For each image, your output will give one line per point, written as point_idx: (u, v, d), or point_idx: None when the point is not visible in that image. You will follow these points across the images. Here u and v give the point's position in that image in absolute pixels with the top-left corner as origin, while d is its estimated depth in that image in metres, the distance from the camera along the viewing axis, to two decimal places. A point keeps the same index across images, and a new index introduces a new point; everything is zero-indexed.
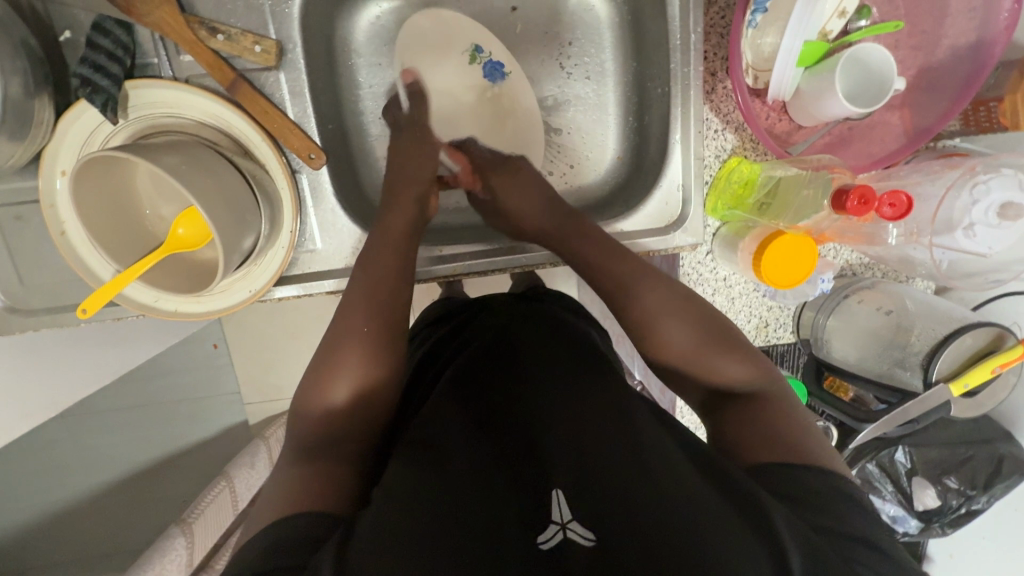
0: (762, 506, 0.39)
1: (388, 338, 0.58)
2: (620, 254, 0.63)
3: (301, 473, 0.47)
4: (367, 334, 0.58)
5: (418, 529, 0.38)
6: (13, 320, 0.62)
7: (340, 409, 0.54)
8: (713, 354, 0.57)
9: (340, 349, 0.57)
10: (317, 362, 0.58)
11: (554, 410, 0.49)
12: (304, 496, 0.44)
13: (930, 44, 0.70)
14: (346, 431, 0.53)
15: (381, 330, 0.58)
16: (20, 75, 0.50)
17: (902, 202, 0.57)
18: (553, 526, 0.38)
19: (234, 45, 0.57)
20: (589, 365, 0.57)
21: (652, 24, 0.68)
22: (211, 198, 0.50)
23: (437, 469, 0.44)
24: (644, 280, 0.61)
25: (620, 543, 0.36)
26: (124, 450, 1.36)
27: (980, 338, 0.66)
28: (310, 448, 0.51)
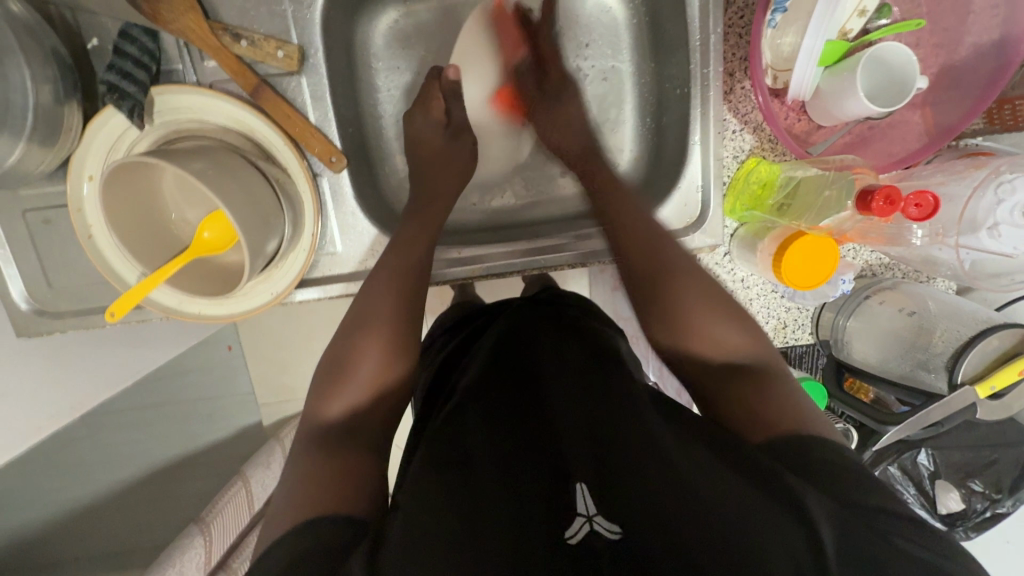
0: (787, 487, 0.39)
1: (405, 336, 0.60)
2: (653, 248, 0.63)
3: (325, 467, 0.48)
4: (382, 331, 0.59)
5: (449, 527, 0.39)
6: (41, 323, 0.63)
7: (364, 411, 0.55)
8: (720, 327, 0.58)
9: (354, 349, 0.58)
10: (332, 370, 0.58)
11: (573, 404, 0.50)
12: (327, 493, 0.45)
13: (953, 42, 0.69)
14: (364, 431, 0.53)
15: (398, 326, 0.59)
16: (51, 82, 0.52)
17: (929, 202, 0.56)
18: (579, 519, 0.39)
19: (257, 51, 0.58)
20: (604, 359, 0.58)
21: (670, 25, 0.68)
22: (237, 202, 0.50)
23: (462, 469, 0.45)
24: (675, 277, 0.61)
25: (646, 536, 0.37)
26: (141, 450, 1.38)
27: (1006, 340, 0.65)
28: (329, 446, 0.50)
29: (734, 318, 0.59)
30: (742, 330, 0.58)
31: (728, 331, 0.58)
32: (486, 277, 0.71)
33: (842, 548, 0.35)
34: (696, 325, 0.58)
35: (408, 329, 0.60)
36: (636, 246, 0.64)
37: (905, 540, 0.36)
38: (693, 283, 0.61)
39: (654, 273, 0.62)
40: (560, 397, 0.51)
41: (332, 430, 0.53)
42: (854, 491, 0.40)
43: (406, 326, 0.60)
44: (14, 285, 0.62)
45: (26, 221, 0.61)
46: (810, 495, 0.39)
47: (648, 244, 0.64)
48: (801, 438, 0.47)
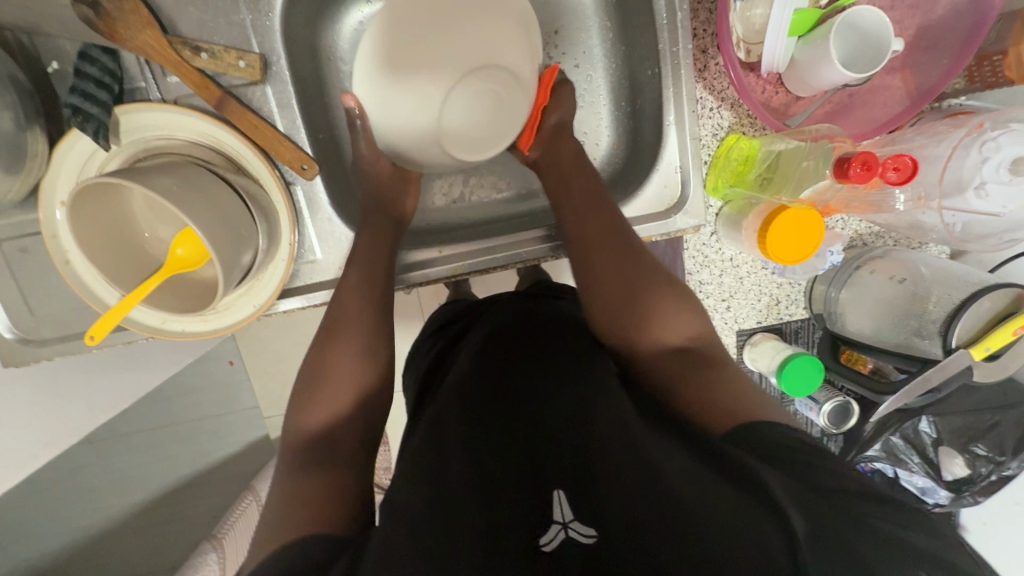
0: (757, 472, 0.39)
1: (377, 345, 0.60)
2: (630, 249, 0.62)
3: (311, 484, 0.47)
4: (358, 337, 0.59)
5: (418, 541, 0.38)
6: (27, 350, 0.63)
7: (344, 421, 0.55)
8: (666, 311, 0.58)
9: (329, 350, 0.58)
10: (305, 384, 0.58)
11: (547, 401, 0.50)
12: (320, 507, 0.45)
13: (927, 1, 0.68)
14: (346, 443, 0.53)
15: (368, 336, 0.59)
16: (11, 109, 0.51)
17: (907, 165, 0.55)
18: (556, 525, 0.40)
19: (218, 62, 0.57)
20: (583, 349, 0.58)
21: (637, 5, 0.67)
22: (204, 216, 0.50)
23: (438, 475, 0.45)
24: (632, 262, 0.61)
25: (618, 537, 0.37)
26: (150, 471, 1.38)
27: (997, 301, 0.64)
28: (305, 468, 0.49)
29: (673, 291, 0.60)
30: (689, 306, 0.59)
31: (671, 321, 0.58)
32: (468, 273, 0.70)
33: (813, 529, 0.36)
34: (667, 318, 0.58)
35: (380, 337, 0.60)
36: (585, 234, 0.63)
37: (884, 516, 0.37)
38: (630, 262, 0.61)
39: (625, 256, 0.61)
40: (535, 397, 0.52)
41: (313, 447, 0.52)
42: (833, 478, 0.39)
43: (379, 334, 0.60)
44: None
45: (3, 251, 0.60)
46: (776, 482, 0.39)
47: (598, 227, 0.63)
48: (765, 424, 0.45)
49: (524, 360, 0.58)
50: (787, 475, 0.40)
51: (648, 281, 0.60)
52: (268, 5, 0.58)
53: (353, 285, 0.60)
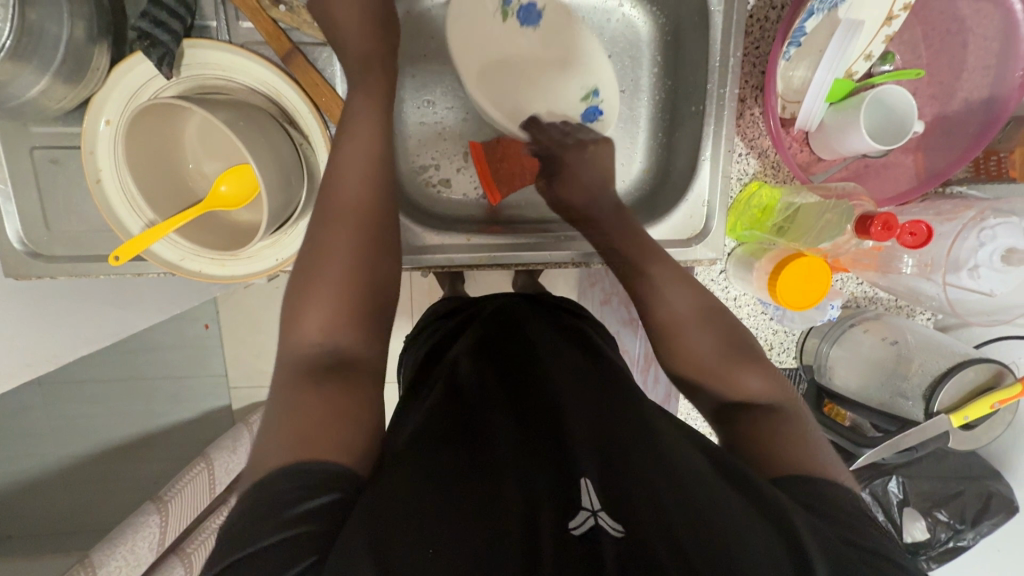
0: (779, 508, 0.39)
1: (373, 246, 0.54)
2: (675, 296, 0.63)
3: (310, 395, 0.45)
4: (355, 232, 0.54)
5: (443, 503, 0.39)
6: (34, 264, 0.61)
7: (345, 332, 0.51)
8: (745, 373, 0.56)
9: (323, 237, 0.53)
10: (303, 273, 0.53)
11: (571, 400, 0.51)
12: (322, 423, 0.43)
13: (946, 95, 0.74)
14: (352, 366, 0.49)
15: (363, 234, 0.54)
16: (86, 19, 0.51)
17: (923, 231, 0.59)
18: (583, 511, 0.38)
19: (294, 17, 0.58)
20: (604, 364, 0.60)
21: (691, 44, 0.71)
22: (260, 154, 0.50)
23: (467, 449, 0.45)
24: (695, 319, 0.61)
25: (647, 534, 0.36)
26: (100, 423, 1.33)
27: (981, 373, 0.67)
28: (311, 379, 0.47)
29: (757, 364, 0.57)
30: (765, 378, 0.56)
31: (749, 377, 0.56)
32: (493, 264, 0.71)
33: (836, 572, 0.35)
34: (731, 362, 0.57)
35: (375, 240, 0.55)
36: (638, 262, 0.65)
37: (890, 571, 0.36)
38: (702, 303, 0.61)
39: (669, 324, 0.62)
40: (563, 393, 0.52)
41: (317, 358, 0.49)
42: (844, 532, 0.39)
43: (377, 233, 0.55)
44: (10, 223, 0.60)
45: (33, 159, 0.59)
46: (801, 513, 0.39)
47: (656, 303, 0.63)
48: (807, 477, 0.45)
49: (553, 363, 0.58)
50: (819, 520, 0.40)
51: (724, 361, 0.57)
52: None
53: (352, 211, 0.55)
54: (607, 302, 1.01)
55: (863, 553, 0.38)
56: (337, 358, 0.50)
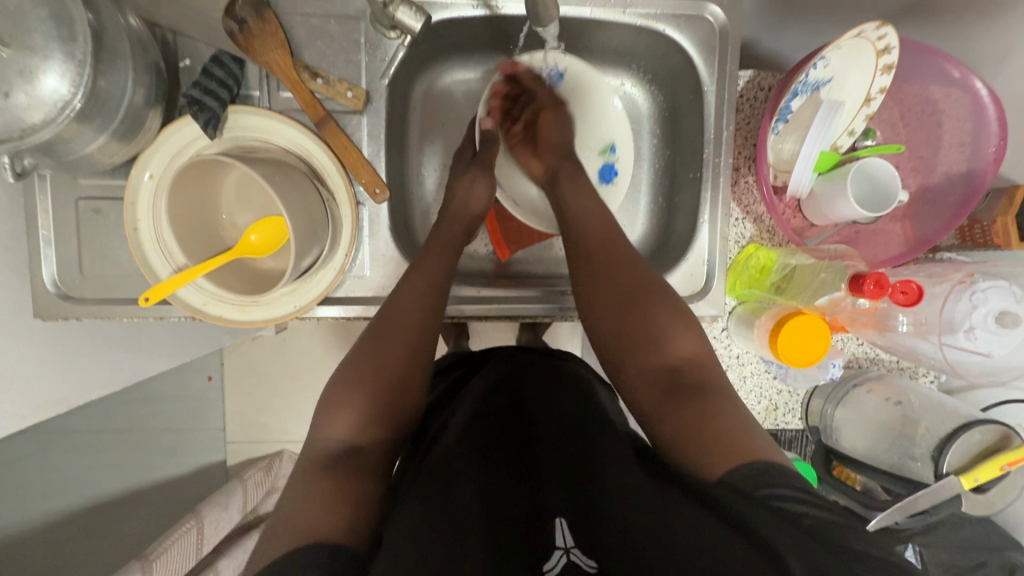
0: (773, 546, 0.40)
1: (413, 351, 0.60)
2: (624, 252, 0.66)
3: (323, 485, 0.49)
4: (394, 339, 0.60)
5: None
6: (63, 305, 0.64)
7: (368, 436, 0.55)
8: (681, 334, 0.61)
9: (371, 345, 0.60)
10: (335, 384, 0.58)
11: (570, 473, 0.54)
12: (327, 508, 0.46)
13: (927, 167, 0.80)
14: (362, 457, 0.53)
15: (409, 342, 0.60)
16: (146, 87, 0.57)
17: (914, 290, 0.62)
18: (558, 551, 0.54)
19: (330, 89, 0.65)
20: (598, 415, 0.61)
21: (686, 118, 0.78)
22: (290, 204, 0.55)
23: None
24: (645, 289, 0.64)
25: None
26: (91, 477, 1.30)
27: (987, 435, 0.67)
28: (321, 470, 0.51)
29: (686, 326, 0.62)
30: (695, 341, 0.61)
31: (686, 342, 0.60)
32: (501, 315, 0.73)
33: None
34: (679, 336, 0.61)
35: (410, 338, 0.61)
36: (595, 243, 0.67)
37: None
38: (642, 278, 0.64)
39: (616, 284, 0.64)
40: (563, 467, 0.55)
41: (336, 454, 0.53)
42: (831, 537, 0.39)
43: (414, 333, 0.61)
44: (47, 265, 0.64)
45: (78, 208, 0.64)
46: (782, 532, 0.40)
47: (617, 259, 0.65)
48: (759, 463, 0.46)
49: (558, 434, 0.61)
50: (787, 524, 0.40)
51: (665, 322, 0.61)
52: (384, 55, 0.67)
53: (403, 330, 0.61)
54: None
55: (844, 550, 0.38)
56: (355, 458, 0.53)
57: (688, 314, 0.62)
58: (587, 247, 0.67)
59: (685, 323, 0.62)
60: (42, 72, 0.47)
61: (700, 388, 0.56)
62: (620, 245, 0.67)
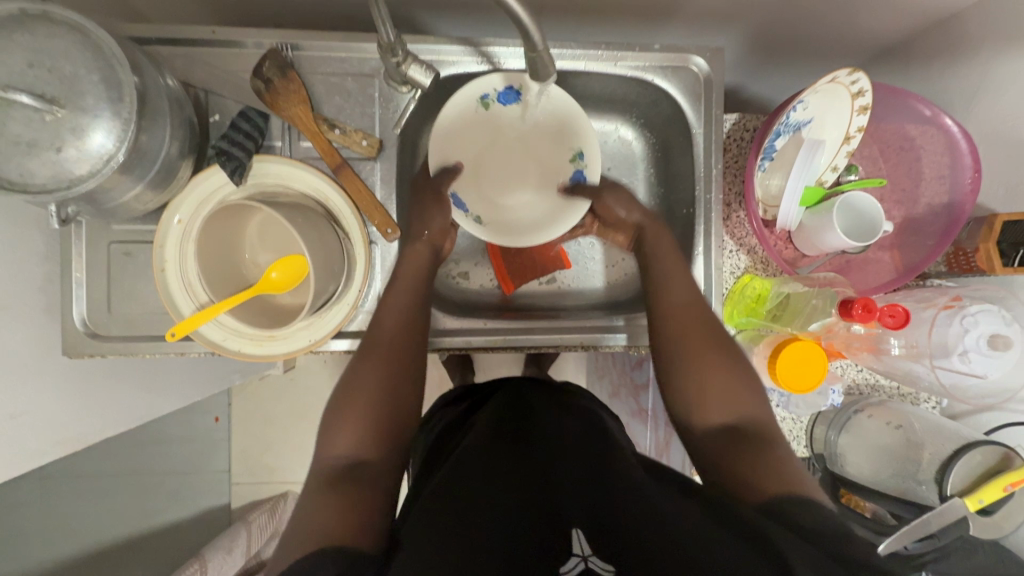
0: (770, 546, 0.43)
1: (393, 367, 0.64)
2: (696, 305, 0.70)
3: (333, 495, 0.51)
4: (382, 356, 0.64)
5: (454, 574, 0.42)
6: (91, 343, 0.67)
7: (368, 449, 0.58)
8: (730, 385, 0.64)
9: (361, 363, 0.64)
10: (336, 403, 0.61)
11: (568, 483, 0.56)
12: (342, 515, 0.49)
13: (910, 200, 0.85)
14: (367, 469, 0.56)
15: (394, 360, 0.64)
16: (180, 140, 0.63)
17: (901, 313, 0.65)
18: (575, 558, 0.46)
19: (346, 138, 0.71)
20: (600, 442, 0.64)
21: (678, 158, 0.83)
22: (311, 244, 0.59)
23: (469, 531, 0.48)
24: (710, 343, 0.67)
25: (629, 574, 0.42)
26: (95, 521, 1.30)
27: (988, 455, 0.68)
28: (334, 482, 0.53)
29: (747, 379, 0.65)
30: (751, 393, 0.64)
31: (733, 392, 0.64)
32: (508, 346, 0.76)
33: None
34: (734, 383, 0.64)
35: (396, 354, 0.65)
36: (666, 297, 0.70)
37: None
38: (707, 331, 0.68)
39: (681, 337, 0.68)
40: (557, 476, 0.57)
41: (342, 466, 0.56)
42: (845, 550, 0.42)
43: (405, 350, 0.66)
44: (77, 306, 0.67)
45: (109, 251, 0.68)
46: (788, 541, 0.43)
47: (686, 310, 0.69)
48: (806, 505, 0.50)
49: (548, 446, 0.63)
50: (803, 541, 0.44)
51: (724, 373, 0.65)
52: (396, 107, 0.73)
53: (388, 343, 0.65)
54: (617, 395, 1.04)
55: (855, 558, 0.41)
56: (355, 467, 0.56)
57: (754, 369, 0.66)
58: (669, 294, 0.71)
59: (744, 373, 0.65)
60: (91, 130, 0.52)
61: (754, 437, 0.60)
62: (696, 302, 0.70)
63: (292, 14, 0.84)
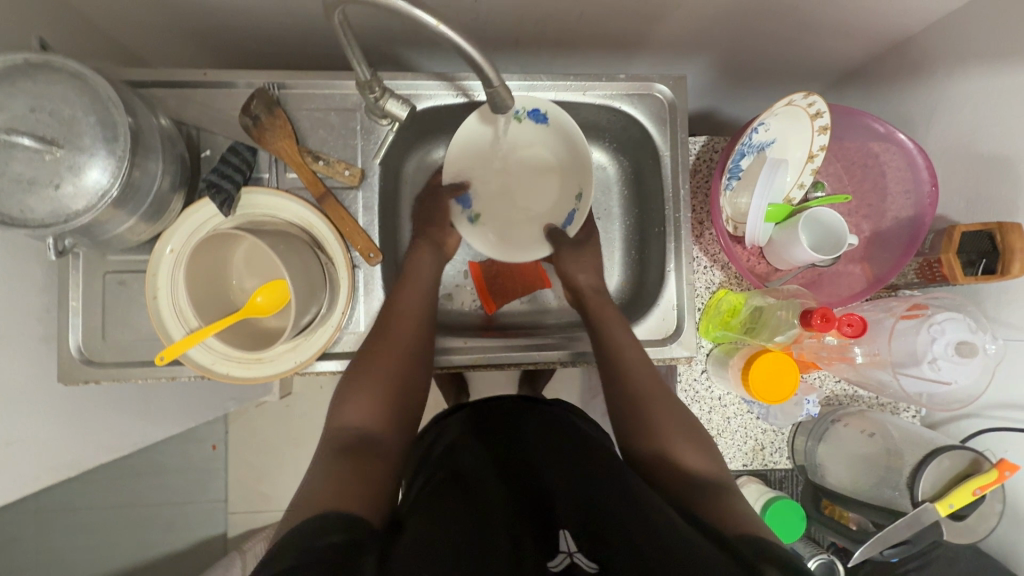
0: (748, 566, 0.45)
1: (410, 363, 0.69)
2: (645, 370, 0.73)
3: (343, 466, 0.55)
4: (399, 347, 0.69)
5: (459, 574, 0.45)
6: (86, 370, 0.70)
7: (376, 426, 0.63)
8: (690, 447, 0.66)
9: (371, 351, 0.69)
10: (347, 386, 0.66)
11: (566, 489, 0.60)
12: (348, 484, 0.53)
13: (877, 214, 0.88)
14: (376, 450, 0.60)
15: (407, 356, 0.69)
16: (172, 175, 0.67)
17: (858, 321, 0.67)
18: (561, 555, 0.52)
19: (329, 169, 0.75)
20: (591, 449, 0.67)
21: (649, 180, 0.87)
22: (293, 269, 0.62)
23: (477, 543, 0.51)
24: (657, 404, 0.70)
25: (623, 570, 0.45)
26: (90, 554, 1.30)
27: (956, 460, 0.69)
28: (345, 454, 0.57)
29: (697, 443, 0.66)
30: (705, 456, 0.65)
31: (693, 455, 0.65)
32: (487, 364, 0.78)
33: None
34: (680, 442, 0.66)
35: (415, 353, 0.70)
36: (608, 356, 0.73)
37: None
38: (655, 390, 0.71)
39: (636, 403, 0.70)
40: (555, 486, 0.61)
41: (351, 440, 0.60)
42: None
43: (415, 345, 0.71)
44: (73, 334, 0.70)
45: (105, 281, 0.72)
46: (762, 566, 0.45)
47: (637, 376, 0.72)
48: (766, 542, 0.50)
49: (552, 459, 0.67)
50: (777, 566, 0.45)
51: (677, 436, 0.67)
52: (377, 139, 0.77)
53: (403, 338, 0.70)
54: None
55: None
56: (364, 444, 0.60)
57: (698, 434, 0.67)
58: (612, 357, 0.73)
59: (695, 438, 0.67)
60: (87, 167, 0.56)
61: (712, 491, 0.60)
62: (642, 361, 0.73)
63: (281, 55, 0.90)
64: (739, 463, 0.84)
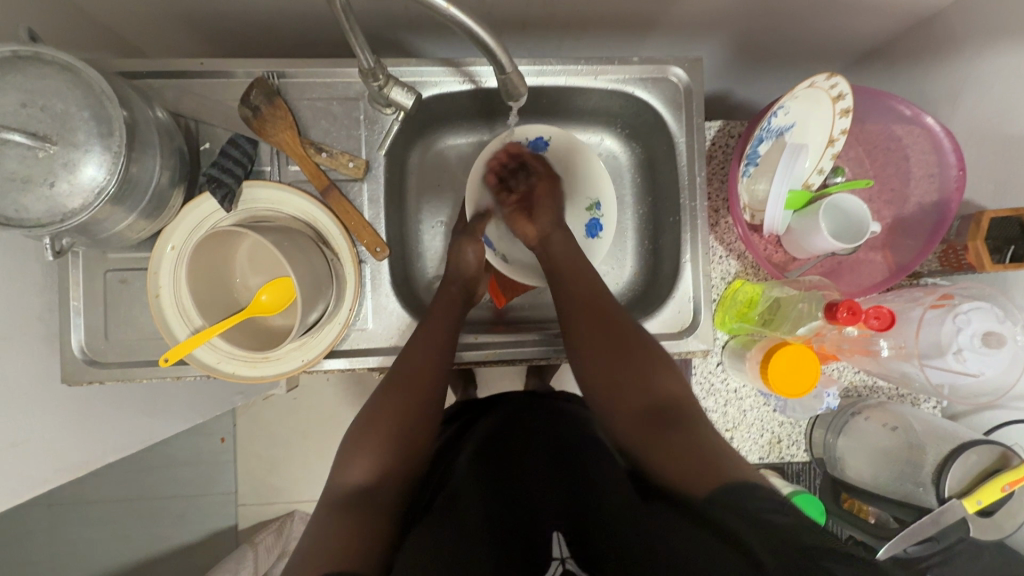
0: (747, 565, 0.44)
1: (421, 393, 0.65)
2: (600, 309, 0.70)
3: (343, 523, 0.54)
4: (405, 381, 0.66)
5: None
6: (90, 370, 0.69)
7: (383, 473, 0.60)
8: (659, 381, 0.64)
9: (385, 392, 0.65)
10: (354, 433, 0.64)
11: None
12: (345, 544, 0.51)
13: (900, 199, 0.84)
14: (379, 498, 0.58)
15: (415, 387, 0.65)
16: (171, 169, 0.64)
17: (886, 314, 0.64)
18: None
19: (333, 160, 0.72)
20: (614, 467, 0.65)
21: (663, 167, 0.84)
22: (297, 266, 0.60)
23: None
24: (624, 354, 0.66)
25: None
26: (104, 547, 1.30)
27: (983, 456, 0.67)
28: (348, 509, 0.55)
29: (665, 377, 0.64)
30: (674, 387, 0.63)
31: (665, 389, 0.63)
32: (499, 359, 0.76)
33: None
34: (647, 386, 0.63)
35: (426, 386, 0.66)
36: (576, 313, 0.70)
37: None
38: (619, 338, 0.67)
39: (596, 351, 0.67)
40: None
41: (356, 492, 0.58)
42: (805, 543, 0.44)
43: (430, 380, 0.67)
44: (76, 334, 0.69)
45: (106, 279, 0.70)
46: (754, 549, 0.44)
47: (591, 320, 0.69)
48: (747, 491, 0.49)
49: None
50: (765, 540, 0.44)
51: (648, 378, 0.64)
52: (381, 128, 0.75)
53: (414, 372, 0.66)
54: None
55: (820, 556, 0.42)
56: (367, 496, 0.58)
57: (663, 363, 0.66)
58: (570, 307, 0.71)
59: (662, 372, 0.65)
60: (82, 163, 0.53)
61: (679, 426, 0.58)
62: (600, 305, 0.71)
63: (280, 40, 0.87)
64: (756, 457, 0.84)
